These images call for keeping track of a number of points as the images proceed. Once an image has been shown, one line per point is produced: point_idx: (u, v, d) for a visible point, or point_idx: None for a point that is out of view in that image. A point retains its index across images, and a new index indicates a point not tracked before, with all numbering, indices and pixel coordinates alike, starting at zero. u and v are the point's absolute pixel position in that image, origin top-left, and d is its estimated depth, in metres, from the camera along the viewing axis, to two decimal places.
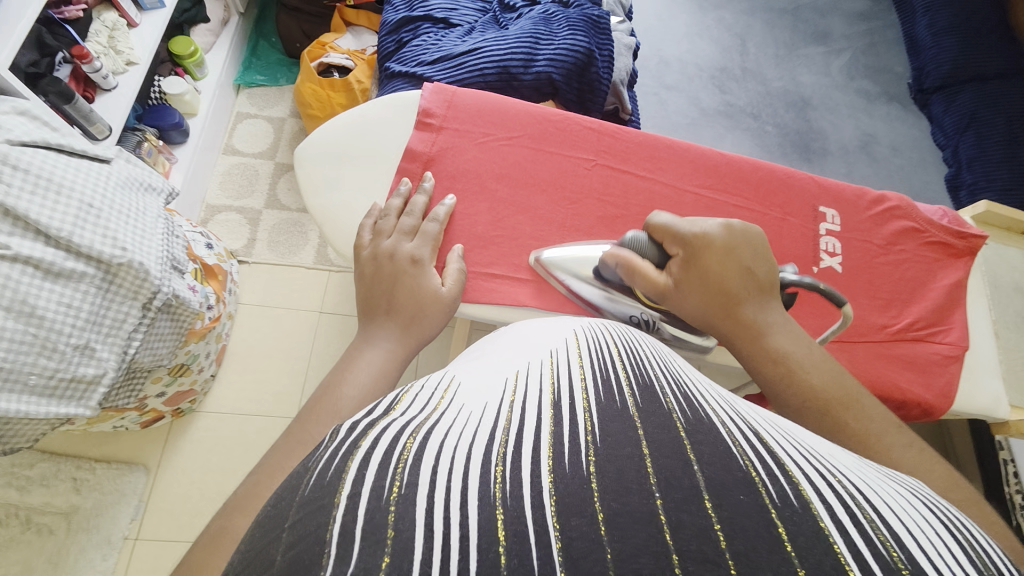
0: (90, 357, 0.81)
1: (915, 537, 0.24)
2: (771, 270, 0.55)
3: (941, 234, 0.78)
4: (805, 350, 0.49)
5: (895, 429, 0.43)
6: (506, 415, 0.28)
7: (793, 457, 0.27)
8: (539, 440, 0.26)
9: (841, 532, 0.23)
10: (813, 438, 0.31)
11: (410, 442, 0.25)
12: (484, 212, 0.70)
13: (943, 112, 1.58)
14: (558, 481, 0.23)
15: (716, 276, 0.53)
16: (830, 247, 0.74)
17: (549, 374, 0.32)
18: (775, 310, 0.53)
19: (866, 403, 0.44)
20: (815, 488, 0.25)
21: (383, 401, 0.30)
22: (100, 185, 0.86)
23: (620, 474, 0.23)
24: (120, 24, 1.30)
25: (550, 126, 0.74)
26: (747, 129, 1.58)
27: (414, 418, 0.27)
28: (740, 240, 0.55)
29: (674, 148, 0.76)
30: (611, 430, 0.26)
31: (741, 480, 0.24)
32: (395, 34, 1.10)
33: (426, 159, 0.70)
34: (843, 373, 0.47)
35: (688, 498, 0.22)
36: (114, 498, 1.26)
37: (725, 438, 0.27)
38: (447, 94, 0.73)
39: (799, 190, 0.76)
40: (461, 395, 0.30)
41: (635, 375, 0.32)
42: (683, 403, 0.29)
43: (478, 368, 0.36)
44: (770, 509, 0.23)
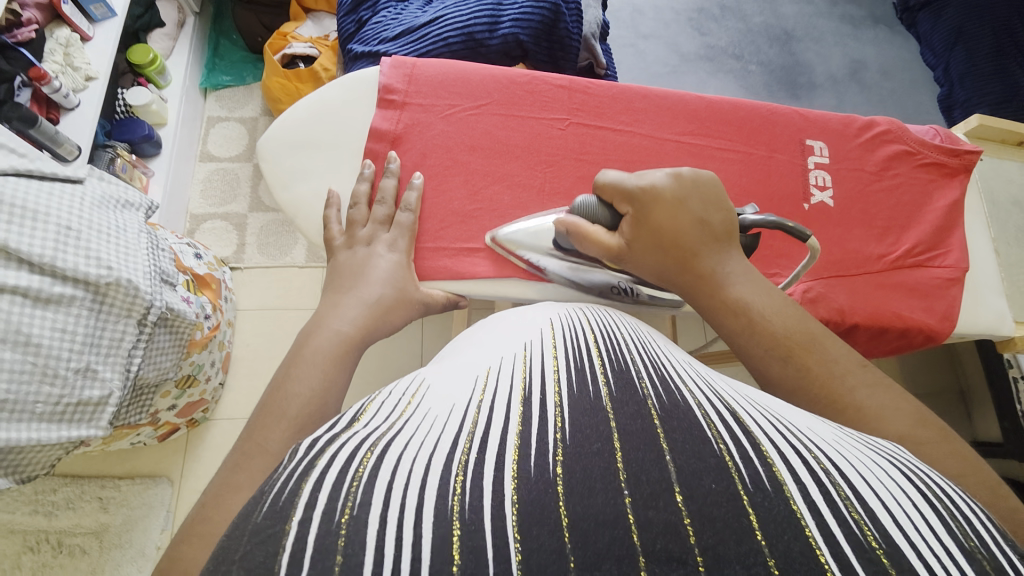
0: (94, 379, 0.82)
1: (888, 507, 0.25)
2: (727, 214, 0.53)
3: (934, 155, 0.75)
4: (766, 295, 0.48)
5: (862, 369, 0.42)
6: (473, 416, 0.30)
7: (768, 434, 0.29)
8: (503, 449, 0.27)
9: (813, 511, 0.25)
10: (792, 411, 0.33)
11: (367, 457, 0.27)
12: (459, 186, 0.68)
13: (930, 30, 1.52)
14: (520, 486, 0.25)
15: (669, 230, 0.52)
16: (821, 180, 0.72)
17: (520, 368, 0.34)
18: (733, 257, 0.51)
19: (829, 344, 0.44)
20: (789, 467, 0.27)
21: (348, 413, 0.31)
22: (76, 207, 0.84)
23: (585, 473, 0.25)
24: (73, 39, 1.25)
25: (519, 89, 0.72)
26: (729, 72, 1.52)
27: (377, 431, 0.29)
28: (691, 189, 0.54)
29: (649, 96, 0.73)
30: (581, 425, 0.28)
31: (713, 467, 0.26)
32: (354, 13, 1.06)
33: (392, 137, 0.68)
34: (806, 316, 0.46)
35: (657, 493, 0.24)
36: (143, 511, 1.30)
37: (701, 421, 0.29)
38: (407, 68, 0.71)
39: (783, 125, 0.73)
40: (428, 400, 0.32)
41: (611, 362, 0.35)
42: (659, 387, 0.32)
43: (449, 368, 0.38)
44: (741, 496, 0.25)
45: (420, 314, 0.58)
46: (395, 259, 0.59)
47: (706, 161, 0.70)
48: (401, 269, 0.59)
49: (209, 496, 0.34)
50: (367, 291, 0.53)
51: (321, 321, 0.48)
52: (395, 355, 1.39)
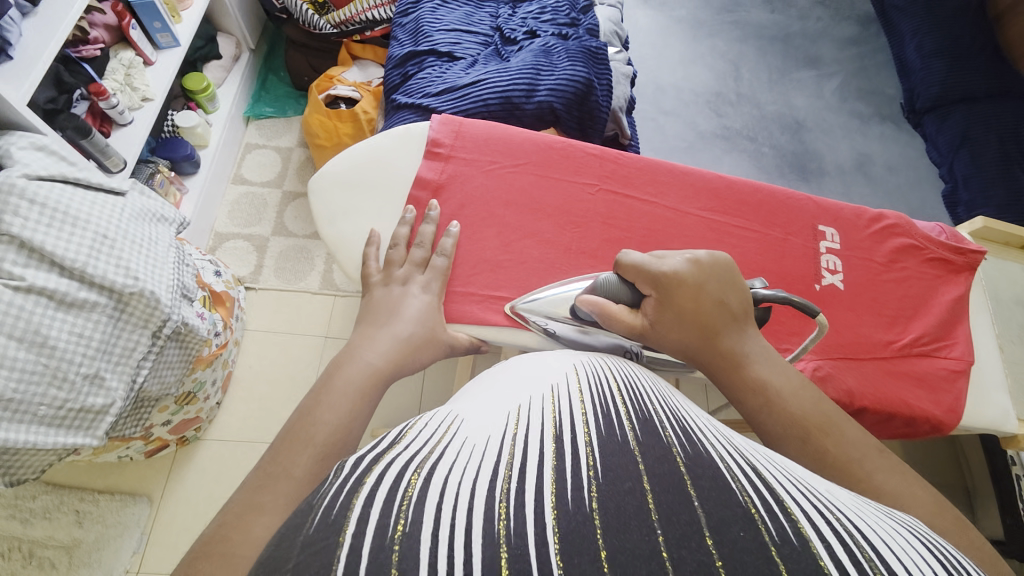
0: (100, 387, 0.82)
1: (915, 574, 0.26)
2: (743, 297, 0.56)
3: (940, 251, 0.79)
4: (782, 377, 0.50)
5: (878, 454, 0.43)
6: (509, 447, 0.30)
7: (791, 493, 0.30)
8: (542, 478, 0.28)
9: (841, 569, 0.25)
10: (810, 475, 0.34)
11: (415, 479, 0.27)
12: (492, 238, 0.71)
13: (935, 131, 1.62)
14: (561, 516, 0.25)
15: (691, 308, 0.54)
16: (832, 265, 0.75)
17: (549, 408, 0.35)
18: (751, 337, 0.53)
19: (846, 427, 0.45)
20: (814, 526, 0.27)
21: (387, 435, 0.32)
22: (114, 219, 0.88)
23: (619, 509, 0.25)
24: (136, 62, 1.36)
25: (554, 153, 0.77)
26: (743, 151, 1.61)
27: (419, 455, 0.29)
28: (711, 271, 0.56)
29: (674, 172, 0.78)
30: (612, 464, 0.28)
31: (741, 516, 0.26)
32: (400, 68, 1.15)
33: (434, 186, 0.72)
34: (821, 397, 0.48)
35: (687, 534, 0.24)
36: (117, 530, 1.25)
37: (724, 472, 0.29)
38: (455, 125, 0.76)
39: (799, 211, 0.78)
40: (465, 430, 0.33)
41: (636, 411, 0.36)
42: (682, 436, 0.33)
43: (478, 404, 0.39)
44: (770, 548, 0.25)
45: (445, 354, 0.59)
46: (427, 300, 0.62)
47: (726, 237, 0.74)
48: (428, 305, 0.61)
49: (230, 514, 0.34)
50: (399, 328, 0.55)
51: (352, 352, 0.50)
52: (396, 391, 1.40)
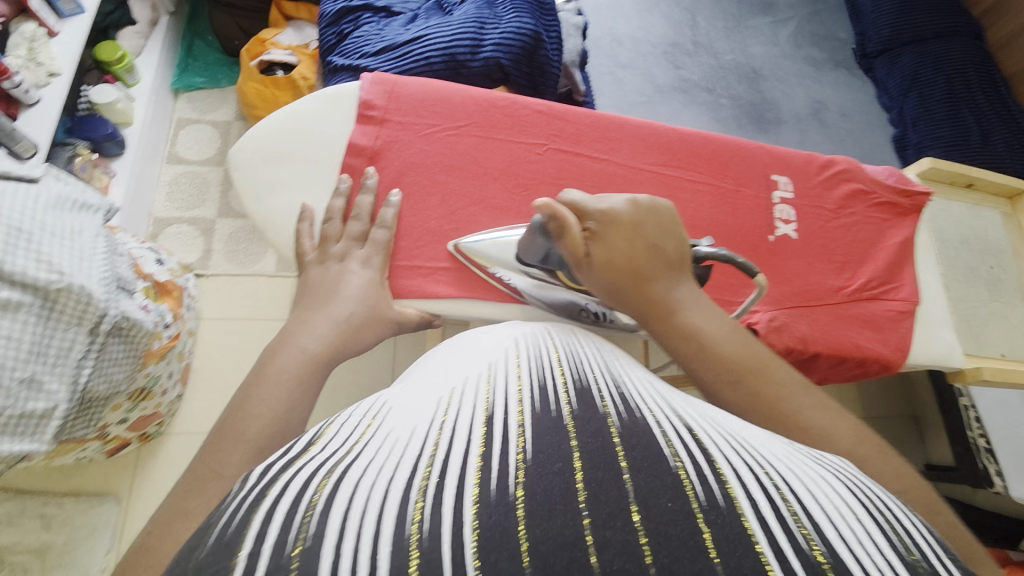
0: (39, 391, 0.76)
1: (835, 523, 0.26)
2: (680, 243, 0.55)
3: (888, 195, 0.80)
4: (716, 322, 0.49)
5: (805, 392, 0.44)
6: (435, 438, 0.29)
7: (724, 451, 0.30)
8: (465, 470, 0.27)
9: (763, 528, 0.25)
10: (746, 429, 0.34)
11: (322, 486, 0.26)
12: (436, 207, 0.68)
13: (886, 75, 1.63)
14: (481, 511, 0.24)
15: (624, 257, 0.52)
16: (785, 215, 0.75)
17: (484, 391, 0.34)
18: (685, 285, 0.52)
19: (774, 368, 0.45)
20: (742, 486, 0.27)
21: (305, 437, 0.31)
22: (30, 207, 0.80)
23: (546, 494, 0.25)
24: (39, 34, 1.21)
25: (498, 112, 0.73)
26: (702, 104, 1.59)
27: (336, 456, 0.28)
28: (647, 216, 0.54)
29: (625, 126, 0.75)
30: (544, 445, 0.28)
31: (670, 486, 0.26)
32: (334, 26, 1.05)
33: (370, 154, 0.67)
34: (752, 340, 0.48)
35: (614, 513, 0.24)
36: (86, 531, 1.21)
37: (659, 439, 0.29)
38: (388, 85, 0.71)
39: (751, 161, 0.77)
40: (388, 422, 0.32)
41: (574, 381, 0.36)
42: (620, 405, 0.33)
43: (413, 389, 0.37)
44: (696, 513, 0.25)
45: (392, 333, 0.57)
46: (369, 276, 0.58)
47: (679, 192, 0.73)
48: (370, 279, 0.58)
49: (159, 522, 0.32)
50: (337, 309, 0.52)
51: (284, 340, 0.46)
52: (366, 371, 1.38)
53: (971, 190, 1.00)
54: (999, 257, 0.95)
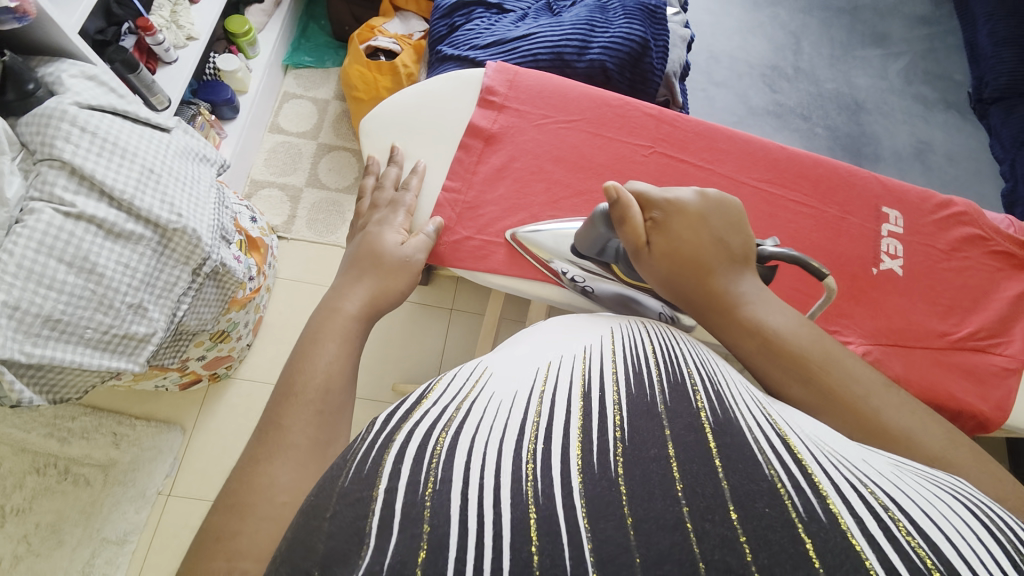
0: (143, 316, 0.85)
1: (954, 546, 0.25)
2: (746, 241, 0.53)
3: (1006, 244, 0.75)
4: (782, 317, 0.46)
5: (886, 393, 0.41)
6: (537, 404, 0.31)
7: (822, 462, 0.29)
8: (568, 437, 0.29)
9: (871, 546, 0.24)
10: (845, 444, 0.33)
11: (443, 436, 0.29)
12: (540, 193, 0.71)
13: (1001, 124, 1.51)
14: (586, 481, 0.26)
15: (688, 246, 0.51)
16: (892, 249, 0.72)
17: (580, 369, 0.34)
18: (748, 279, 0.50)
19: (847, 364, 0.42)
20: (844, 500, 0.26)
21: (414, 393, 0.33)
22: (160, 153, 0.89)
23: (645, 477, 0.26)
24: (181, 0, 1.35)
25: (609, 111, 0.74)
26: (795, 131, 1.53)
27: (447, 410, 0.31)
28: (714, 210, 0.53)
29: (733, 139, 0.75)
30: (641, 428, 0.29)
31: (766, 492, 0.26)
32: (448, 18, 1.11)
33: (488, 136, 0.72)
34: (823, 335, 0.45)
35: (712, 508, 0.25)
36: (151, 454, 1.33)
37: (752, 443, 0.29)
38: (510, 74, 0.74)
39: (861, 189, 0.74)
40: (493, 383, 0.34)
41: (669, 372, 0.35)
42: (714, 402, 0.32)
43: (507, 358, 0.38)
44: (796, 525, 0.25)
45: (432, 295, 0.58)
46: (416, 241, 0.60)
47: (782, 211, 0.71)
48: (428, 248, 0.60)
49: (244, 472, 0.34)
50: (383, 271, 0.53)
51: (336, 301, 0.47)
52: None
53: None
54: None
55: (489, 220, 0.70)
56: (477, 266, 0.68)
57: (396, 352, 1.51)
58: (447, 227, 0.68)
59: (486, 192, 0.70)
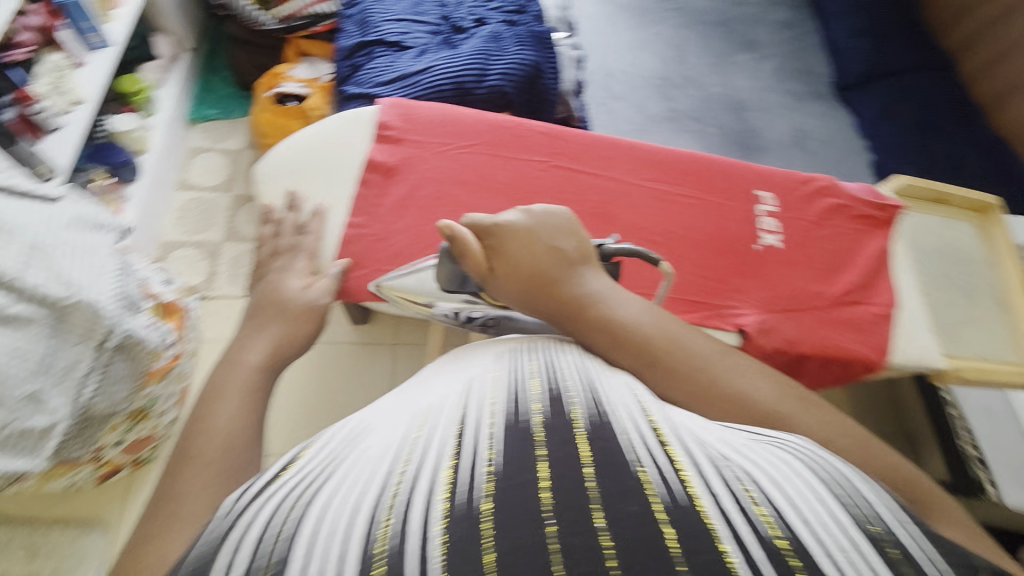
0: (42, 407, 0.78)
1: (794, 505, 0.28)
2: (579, 240, 0.55)
3: (863, 208, 0.85)
4: (628, 308, 0.49)
5: (721, 356, 0.47)
6: (404, 458, 0.32)
7: (687, 449, 0.32)
8: (435, 477, 0.29)
9: (726, 523, 0.27)
10: (708, 430, 0.37)
11: (289, 512, 0.28)
12: (446, 216, 0.72)
13: (862, 106, 1.71)
14: (450, 523, 0.27)
15: (528, 264, 0.52)
16: (769, 226, 0.81)
17: (458, 410, 0.36)
18: (586, 276, 0.52)
19: (685, 342, 0.47)
20: (703, 480, 0.29)
21: (280, 461, 0.34)
22: (49, 226, 0.81)
23: (513, 505, 0.27)
24: (65, 64, 1.27)
25: (506, 133, 0.78)
26: (691, 132, 1.64)
27: (300, 487, 0.31)
28: (543, 223, 0.56)
29: (619, 146, 0.81)
30: (512, 456, 0.30)
31: (633, 490, 0.28)
32: (349, 59, 1.12)
33: (387, 167, 0.74)
34: (663, 317, 0.49)
35: (578, 519, 0.27)
36: (72, 562, 1.19)
37: (623, 442, 0.31)
38: (403, 108, 0.78)
39: (737, 177, 0.82)
40: (364, 446, 0.35)
41: (547, 386, 0.37)
42: (591, 407, 0.35)
43: (386, 417, 0.39)
44: (659, 514, 0.27)
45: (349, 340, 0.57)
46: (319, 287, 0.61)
47: (671, 205, 0.78)
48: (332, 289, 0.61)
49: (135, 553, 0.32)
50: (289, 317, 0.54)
51: (237, 353, 0.46)
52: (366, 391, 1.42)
53: (942, 206, 0.97)
54: (976, 267, 0.92)
55: (399, 249, 0.71)
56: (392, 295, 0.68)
57: (342, 398, 1.45)
58: (354, 262, 0.69)
59: (393, 222, 0.72)
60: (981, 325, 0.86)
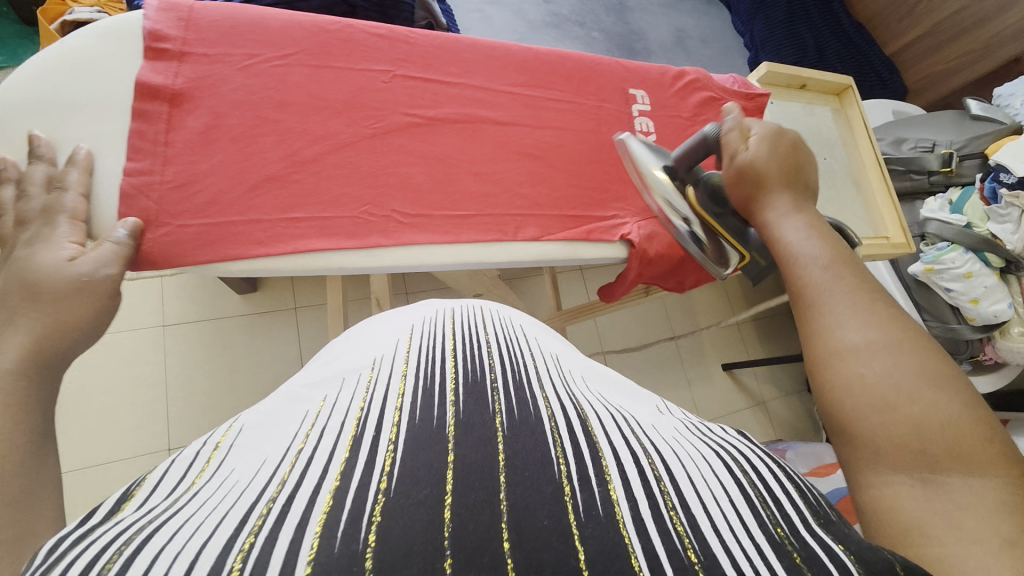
0: None
1: (705, 507, 0.29)
2: (810, 171, 0.56)
3: (736, 99, 0.86)
4: (817, 243, 0.47)
5: (875, 316, 0.41)
6: (284, 473, 0.28)
7: (611, 444, 0.32)
8: (314, 503, 0.26)
9: (639, 532, 0.26)
10: (641, 414, 0.39)
11: (112, 562, 0.22)
12: (274, 147, 0.65)
13: (736, 0, 1.71)
14: (315, 563, 0.22)
15: (767, 169, 0.55)
16: (645, 127, 0.81)
17: (357, 413, 0.33)
18: (809, 203, 0.53)
19: (852, 283, 0.44)
20: (621, 478, 0.29)
21: (116, 497, 0.27)
22: None
23: (403, 531, 0.24)
24: None
25: (330, 38, 0.69)
26: (575, 38, 1.54)
27: (153, 514, 0.25)
28: (788, 140, 0.57)
29: (477, 48, 0.76)
30: (408, 472, 0.28)
31: (548, 499, 0.27)
32: None
33: (170, 93, 0.62)
34: (850, 259, 0.46)
35: (481, 547, 0.24)
36: None
37: (547, 439, 0.32)
38: (183, 11, 0.64)
39: (608, 76, 0.82)
40: (238, 456, 0.30)
41: (466, 381, 0.37)
42: (513, 406, 0.35)
43: (278, 410, 0.35)
44: (571, 524, 0.26)
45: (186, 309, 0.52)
46: (98, 254, 0.52)
47: (543, 111, 0.77)
48: (119, 258, 0.53)
49: None
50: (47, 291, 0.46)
51: None
52: (272, 358, 1.35)
53: (805, 90, 1.00)
54: (831, 149, 0.98)
55: (212, 196, 0.61)
56: (207, 256, 0.60)
57: (243, 373, 1.32)
58: (147, 220, 0.59)
59: (196, 161, 0.62)
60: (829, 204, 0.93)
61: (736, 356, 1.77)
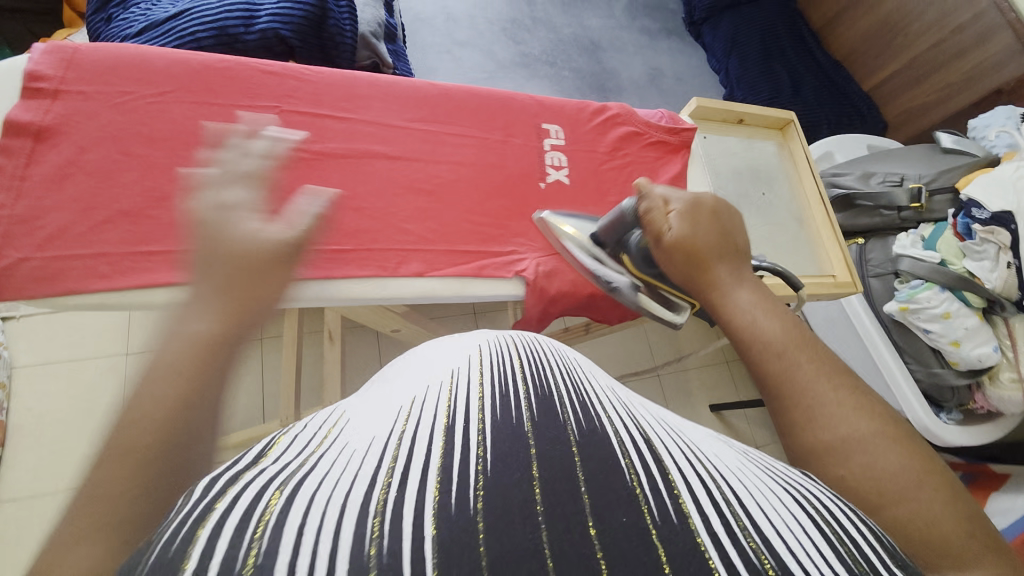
0: None
1: (782, 534, 0.24)
2: (746, 237, 0.54)
3: (658, 134, 0.91)
4: (772, 316, 0.43)
5: (847, 396, 0.37)
6: (393, 449, 0.26)
7: (676, 458, 0.28)
8: (426, 477, 0.24)
9: (715, 542, 0.23)
10: (698, 435, 0.33)
11: (275, 497, 0.22)
12: (133, 180, 0.68)
13: (711, 40, 1.74)
14: (439, 525, 0.22)
15: (702, 239, 0.52)
16: (556, 161, 0.86)
17: (445, 400, 0.30)
18: (747, 269, 0.51)
19: (819, 355, 0.40)
20: (692, 496, 0.25)
21: (251, 453, 0.27)
22: None
23: (504, 505, 0.23)
24: None
25: (214, 75, 0.74)
26: (544, 77, 1.58)
27: (288, 468, 0.24)
28: (719, 210, 0.56)
29: (371, 84, 0.81)
30: (502, 452, 0.26)
31: (624, 498, 0.24)
32: (102, 10, 0.92)
33: (36, 129, 0.66)
34: (806, 330, 0.42)
35: (569, 526, 0.22)
36: None
37: (616, 447, 0.27)
38: (65, 54, 0.70)
39: (519, 112, 0.87)
40: (348, 433, 0.28)
41: (535, 387, 0.32)
42: (578, 411, 0.30)
43: (376, 398, 0.33)
44: (650, 530, 0.23)
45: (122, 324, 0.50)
46: None
47: (441, 144, 0.81)
48: None
49: None
50: None
51: None
52: None
53: (744, 125, 0.99)
54: (772, 184, 0.96)
55: (54, 230, 0.64)
56: (40, 290, 0.62)
57: None
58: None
59: (43, 197, 0.65)
60: (770, 242, 0.91)
61: (725, 395, 1.67)
